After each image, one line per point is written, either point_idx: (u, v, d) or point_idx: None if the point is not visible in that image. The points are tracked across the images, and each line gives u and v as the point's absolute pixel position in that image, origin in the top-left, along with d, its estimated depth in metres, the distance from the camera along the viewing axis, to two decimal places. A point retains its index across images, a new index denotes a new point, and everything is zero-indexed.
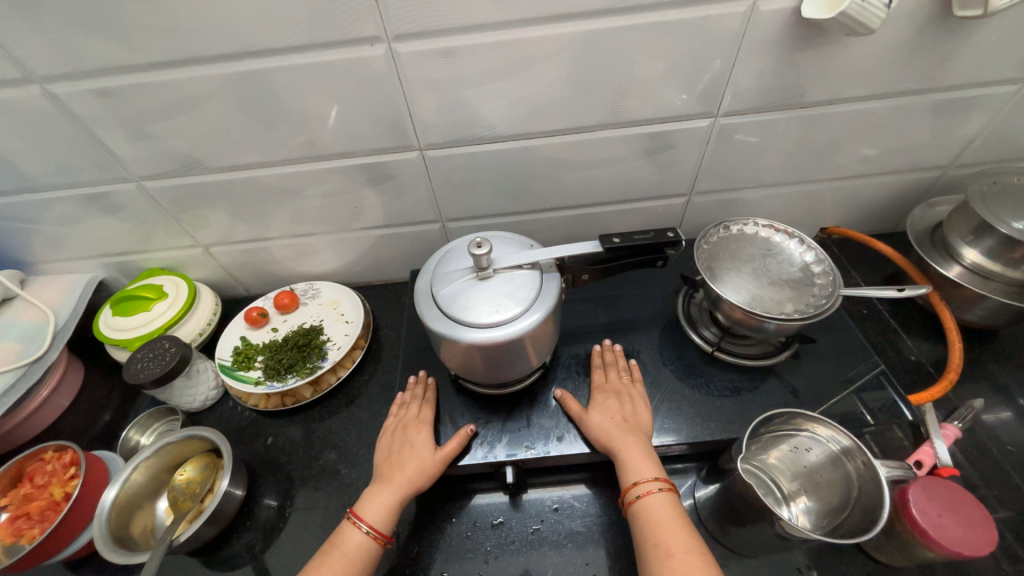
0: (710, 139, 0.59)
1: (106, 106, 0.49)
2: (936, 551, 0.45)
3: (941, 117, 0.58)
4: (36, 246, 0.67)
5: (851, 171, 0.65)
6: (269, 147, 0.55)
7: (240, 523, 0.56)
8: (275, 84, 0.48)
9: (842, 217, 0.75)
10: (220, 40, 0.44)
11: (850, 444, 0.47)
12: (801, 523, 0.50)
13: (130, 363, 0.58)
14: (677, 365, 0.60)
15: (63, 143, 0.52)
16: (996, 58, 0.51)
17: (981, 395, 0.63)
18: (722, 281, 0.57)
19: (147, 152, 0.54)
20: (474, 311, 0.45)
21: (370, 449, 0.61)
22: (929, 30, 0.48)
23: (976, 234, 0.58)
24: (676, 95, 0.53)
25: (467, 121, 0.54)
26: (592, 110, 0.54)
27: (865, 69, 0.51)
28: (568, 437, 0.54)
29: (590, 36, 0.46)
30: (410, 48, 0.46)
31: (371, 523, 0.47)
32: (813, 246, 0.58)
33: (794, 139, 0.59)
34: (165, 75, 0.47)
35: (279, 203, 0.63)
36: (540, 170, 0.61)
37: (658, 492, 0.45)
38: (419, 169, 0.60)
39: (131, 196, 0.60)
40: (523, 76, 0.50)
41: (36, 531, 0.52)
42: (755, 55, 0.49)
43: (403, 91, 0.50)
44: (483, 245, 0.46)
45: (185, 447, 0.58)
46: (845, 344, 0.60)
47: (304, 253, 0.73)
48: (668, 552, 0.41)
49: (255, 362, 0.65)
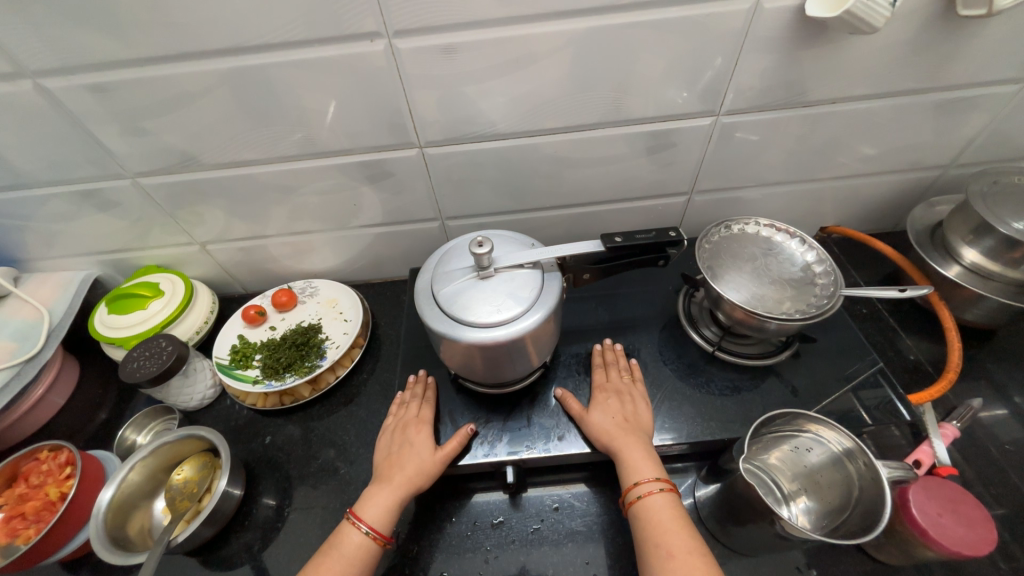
0: (711, 138, 0.59)
1: (101, 101, 0.48)
2: (936, 551, 0.46)
3: (942, 117, 0.58)
4: (30, 244, 0.66)
5: (851, 170, 0.65)
6: (267, 144, 0.54)
7: (239, 523, 0.56)
8: (272, 80, 0.48)
9: (842, 217, 0.75)
10: (216, 35, 0.44)
11: (852, 446, 0.47)
12: (801, 523, 0.50)
13: (126, 362, 0.57)
14: (677, 364, 0.60)
15: (56, 139, 0.52)
16: (998, 58, 0.51)
17: (979, 394, 0.63)
18: (723, 280, 0.56)
19: (142, 148, 0.54)
20: (474, 311, 0.45)
21: (369, 448, 0.61)
22: (932, 29, 0.48)
23: (976, 234, 0.58)
24: (677, 93, 0.52)
25: (467, 119, 0.54)
26: (593, 107, 0.53)
27: (867, 68, 0.51)
28: (569, 437, 0.53)
29: (592, 33, 0.46)
30: (409, 44, 0.46)
31: (371, 523, 0.47)
32: (814, 246, 0.58)
33: (795, 138, 0.59)
34: (160, 70, 0.46)
35: (277, 200, 0.62)
36: (540, 168, 0.61)
37: (659, 492, 0.45)
38: (418, 167, 0.59)
39: (126, 193, 0.59)
40: (524, 73, 0.49)
41: (31, 531, 0.52)
42: (757, 54, 0.49)
43: (402, 87, 0.50)
44: (484, 245, 0.46)
45: (183, 446, 0.58)
46: (844, 343, 0.60)
47: (302, 251, 0.72)
48: (670, 553, 0.41)
49: (253, 361, 0.65)
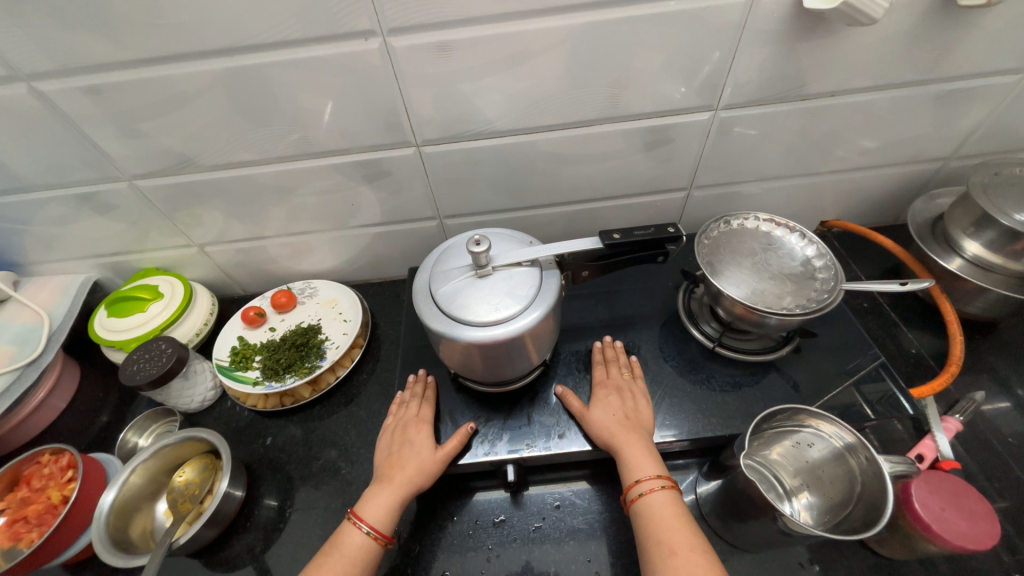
0: (710, 132, 0.58)
1: (96, 104, 0.48)
2: (938, 545, 0.46)
3: (942, 109, 0.57)
4: (29, 248, 0.66)
5: (851, 164, 0.65)
6: (264, 145, 0.54)
7: (241, 524, 0.56)
8: (267, 80, 0.48)
9: (842, 210, 0.74)
10: (210, 36, 0.43)
11: (854, 440, 0.47)
12: (803, 519, 0.50)
13: (126, 365, 0.57)
14: (677, 360, 0.60)
15: (51, 142, 0.51)
16: (998, 48, 0.50)
17: (982, 387, 0.63)
18: (723, 275, 0.56)
19: (138, 150, 0.54)
20: (474, 310, 0.45)
21: (369, 447, 0.61)
22: (931, 20, 0.47)
23: (977, 226, 0.57)
24: (675, 88, 0.52)
25: (464, 116, 0.53)
26: (591, 103, 0.53)
27: (867, 60, 0.51)
28: (569, 434, 0.53)
29: (588, 28, 0.46)
30: (404, 42, 0.45)
31: (371, 523, 0.47)
32: (814, 240, 0.58)
33: (794, 131, 0.59)
34: (155, 72, 0.46)
35: (275, 201, 0.62)
36: (538, 165, 0.61)
37: (661, 490, 0.45)
38: (416, 166, 0.59)
39: (124, 196, 0.59)
40: (520, 70, 0.49)
41: (34, 534, 0.52)
42: (755, 47, 0.49)
43: (398, 86, 0.49)
44: (482, 243, 0.46)
45: (184, 448, 0.58)
46: (845, 337, 0.60)
47: (301, 251, 0.72)
48: (671, 550, 0.41)
49: (253, 362, 0.65)
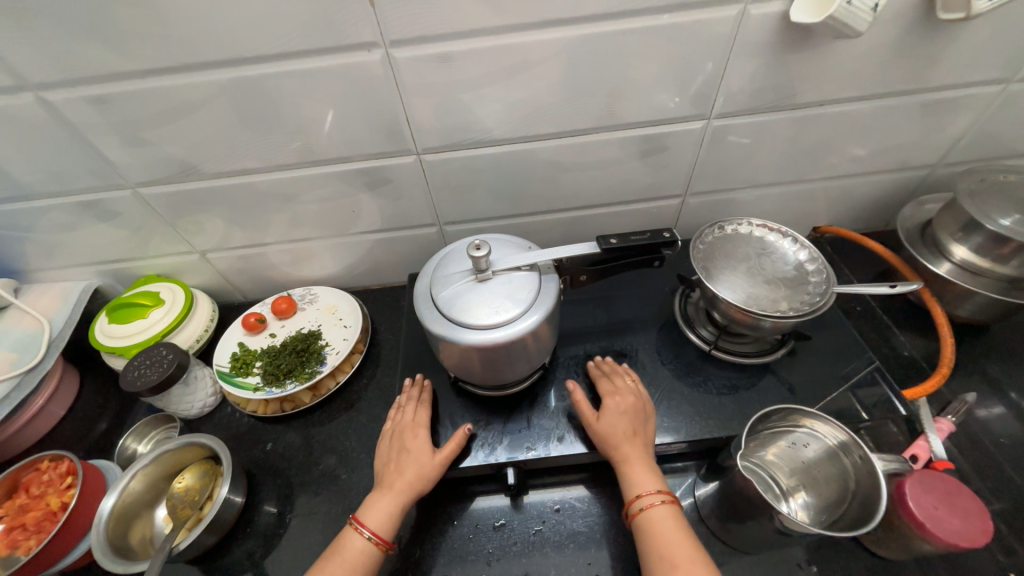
0: (703, 140, 0.60)
1: (102, 113, 0.49)
2: (934, 544, 0.46)
3: (929, 117, 0.59)
4: (31, 255, 0.67)
5: (841, 171, 0.66)
6: (268, 153, 0.55)
7: (240, 530, 0.56)
8: (272, 90, 0.49)
9: (834, 216, 0.76)
10: (216, 48, 0.45)
11: (848, 439, 0.48)
12: (801, 518, 0.50)
13: (126, 370, 0.58)
14: (675, 364, 0.61)
15: (57, 150, 0.52)
16: (980, 59, 0.52)
17: (974, 389, 0.64)
18: (718, 280, 0.57)
19: (142, 158, 0.54)
20: (474, 313, 0.46)
21: (369, 452, 0.61)
22: (915, 33, 0.49)
23: (965, 231, 0.59)
24: (669, 97, 0.54)
25: (463, 125, 0.55)
26: (588, 112, 0.54)
27: (854, 71, 0.52)
28: (568, 437, 0.54)
29: (584, 41, 0.47)
30: (406, 53, 0.47)
31: (373, 528, 0.47)
32: (807, 245, 0.59)
33: (785, 139, 0.60)
34: (161, 82, 0.47)
35: (277, 208, 0.63)
36: (536, 172, 0.62)
37: (661, 504, 0.46)
38: (417, 173, 0.60)
39: (127, 203, 0.60)
40: (520, 79, 0.50)
41: (32, 542, 0.52)
42: (746, 58, 0.50)
43: (399, 95, 0.50)
44: (482, 247, 0.46)
45: (184, 455, 0.58)
46: (838, 340, 0.61)
47: (302, 257, 0.73)
48: (673, 564, 0.42)
49: (254, 367, 0.66)
